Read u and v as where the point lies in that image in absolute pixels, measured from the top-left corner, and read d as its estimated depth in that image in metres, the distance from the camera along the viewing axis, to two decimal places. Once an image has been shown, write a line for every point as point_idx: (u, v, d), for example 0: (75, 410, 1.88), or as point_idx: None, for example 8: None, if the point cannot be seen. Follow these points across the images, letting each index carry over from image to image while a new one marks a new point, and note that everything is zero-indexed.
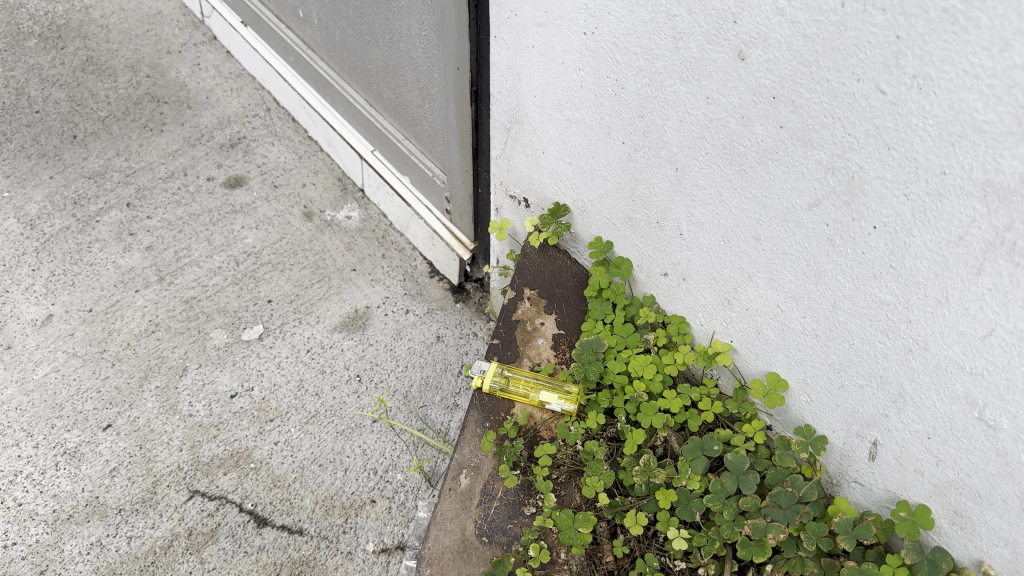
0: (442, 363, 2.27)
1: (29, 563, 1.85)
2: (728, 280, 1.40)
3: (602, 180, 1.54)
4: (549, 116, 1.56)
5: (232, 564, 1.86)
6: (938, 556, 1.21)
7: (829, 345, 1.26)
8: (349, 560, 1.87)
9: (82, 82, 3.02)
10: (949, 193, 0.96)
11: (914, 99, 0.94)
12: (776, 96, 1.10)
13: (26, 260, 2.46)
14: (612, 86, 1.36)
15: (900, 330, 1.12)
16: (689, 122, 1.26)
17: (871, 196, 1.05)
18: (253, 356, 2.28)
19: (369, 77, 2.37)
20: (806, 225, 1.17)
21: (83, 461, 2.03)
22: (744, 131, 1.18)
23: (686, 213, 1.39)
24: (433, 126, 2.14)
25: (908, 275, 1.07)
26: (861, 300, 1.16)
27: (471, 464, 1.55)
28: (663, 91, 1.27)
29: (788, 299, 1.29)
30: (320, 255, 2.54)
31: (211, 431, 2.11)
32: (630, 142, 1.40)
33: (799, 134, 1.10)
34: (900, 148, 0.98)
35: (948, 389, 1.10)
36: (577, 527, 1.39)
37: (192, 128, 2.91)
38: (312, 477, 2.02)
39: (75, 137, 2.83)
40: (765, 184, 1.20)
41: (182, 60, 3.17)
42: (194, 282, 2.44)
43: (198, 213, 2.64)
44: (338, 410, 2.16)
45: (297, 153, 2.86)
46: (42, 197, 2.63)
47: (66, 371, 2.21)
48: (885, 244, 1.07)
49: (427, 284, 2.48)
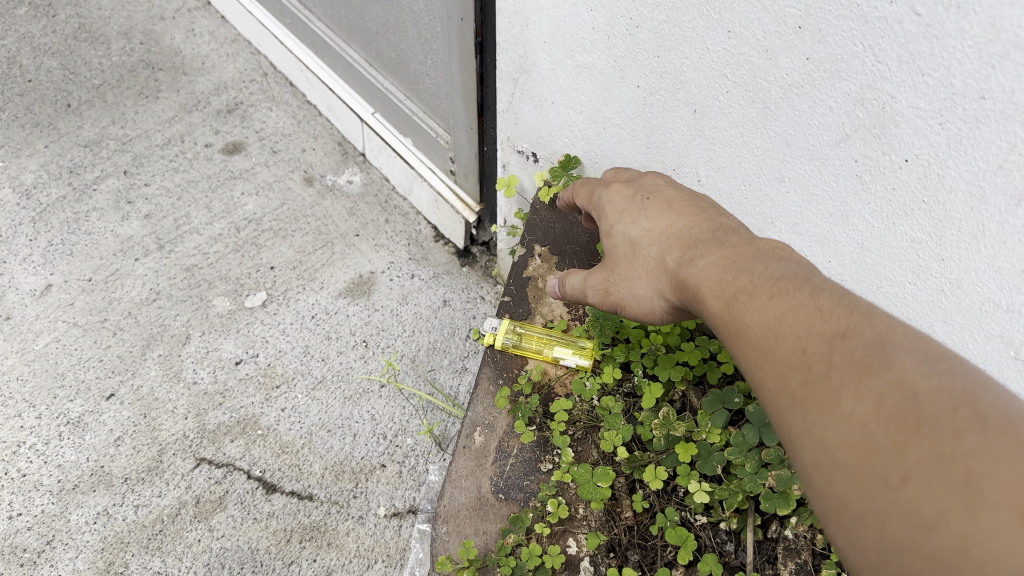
0: (449, 327, 2.24)
1: (35, 533, 1.83)
2: (749, 226, 1.36)
3: (615, 128, 1.50)
4: (559, 63, 1.52)
5: (241, 531, 1.84)
6: None
7: (855, 290, 1.23)
8: (360, 525, 1.85)
9: (75, 50, 2.96)
10: (988, 119, 0.91)
11: (951, 20, 0.89)
12: (802, 26, 1.05)
13: (23, 230, 2.41)
14: (626, 26, 1.31)
15: (931, 269, 1.09)
16: (708, 59, 1.21)
17: (903, 128, 1.01)
18: (257, 323, 2.24)
19: (369, 35, 2.31)
20: (833, 162, 1.13)
21: (87, 431, 2.00)
22: (768, 65, 1.13)
23: (705, 157, 1.35)
24: (436, 83, 2.09)
25: (941, 210, 1.03)
26: (891, 240, 1.12)
27: (486, 422, 1.51)
28: (681, 27, 1.22)
29: (813, 243, 1.25)
30: (322, 221, 2.49)
31: (216, 399, 2.07)
32: (646, 86, 1.36)
33: (827, 66, 1.05)
34: (935, 74, 0.94)
35: (981, 328, 1.07)
36: (596, 482, 1.35)
37: (188, 94, 2.85)
38: (320, 443, 1.99)
39: (69, 106, 2.77)
40: (791, 121, 1.16)
41: (176, 26, 3.10)
42: (195, 249, 2.40)
43: (197, 180, 2.59)
44: (344, 375, 2.13)
45: (296, 118, 2.80)
46: (37, 166, 2.58)
47: (66, 341, 2.17)
48: (917, 178, 1.03)
49: (432, 248, 2.44)
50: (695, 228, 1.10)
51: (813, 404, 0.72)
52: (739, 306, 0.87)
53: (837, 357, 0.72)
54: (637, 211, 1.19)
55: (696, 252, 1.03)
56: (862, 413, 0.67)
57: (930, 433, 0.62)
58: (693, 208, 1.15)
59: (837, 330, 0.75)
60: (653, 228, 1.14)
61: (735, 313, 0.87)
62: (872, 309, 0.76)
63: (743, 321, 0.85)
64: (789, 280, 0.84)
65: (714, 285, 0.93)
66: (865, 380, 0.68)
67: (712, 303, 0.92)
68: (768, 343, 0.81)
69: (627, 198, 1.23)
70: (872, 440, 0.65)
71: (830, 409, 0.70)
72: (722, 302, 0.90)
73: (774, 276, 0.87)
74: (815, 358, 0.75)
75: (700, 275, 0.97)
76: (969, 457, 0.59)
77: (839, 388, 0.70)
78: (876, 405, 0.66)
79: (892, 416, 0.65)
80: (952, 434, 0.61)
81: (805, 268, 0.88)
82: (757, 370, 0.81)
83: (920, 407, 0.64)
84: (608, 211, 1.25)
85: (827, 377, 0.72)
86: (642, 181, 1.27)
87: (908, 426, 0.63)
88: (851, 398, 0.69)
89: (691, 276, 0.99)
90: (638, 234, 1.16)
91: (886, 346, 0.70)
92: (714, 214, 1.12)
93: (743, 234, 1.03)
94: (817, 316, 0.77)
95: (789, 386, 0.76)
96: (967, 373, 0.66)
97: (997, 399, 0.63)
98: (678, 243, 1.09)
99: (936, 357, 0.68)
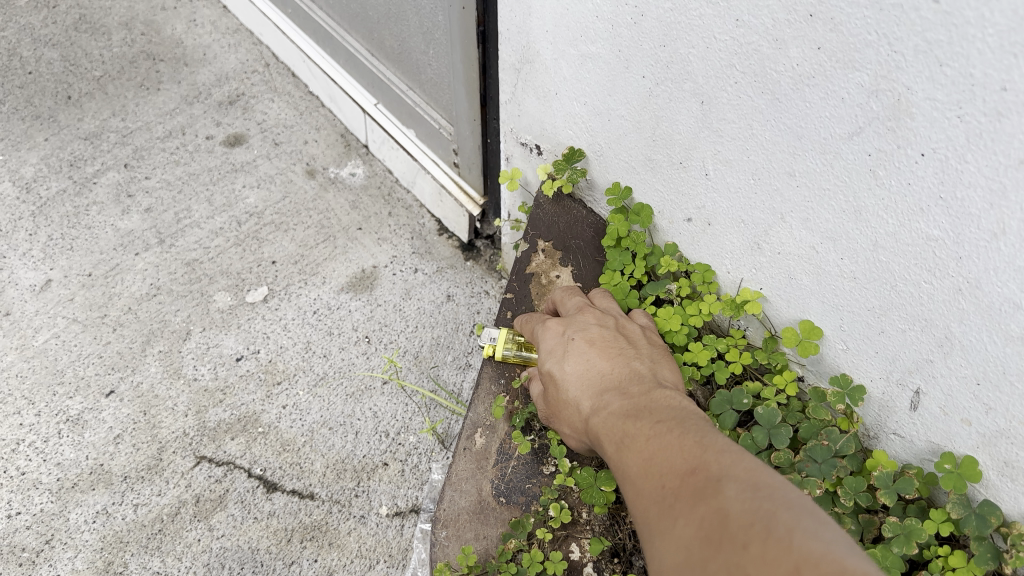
0: (453, 322, 2.20)
1: (34, 532, 1.81)
2: (759, 221, 1.31)
3: (620, 120, 1.45)
4: (562, 53, 1.47)
5: (241, 531, 1.81)
6: (987, 510, 1.16)
7: (868, 289, 1.18)
8: (362, 524, 1.82)
9: (75, 42, 2.93)
10: (1010, 112, 0.87)
11: (971, 7, 0.84)
12: (813, 14, 1.00)
13: (22, 224, 2.39)
14: (631, 14, 1.26)
15: (948, 268, 1.04)
16: (716, 48, 1.16)
17: (919, 120, 0.96)
18: (258, 318, 2.20)
19: (370, 24, 2.26)
20: (845, 156, 1.08)
21: (86, 428, 1.98)
22: (778, 55, 1.08)
23: (712, 150, 1.30)
24: (438, 74, 2.04)
25: (959, 206, 0.98)
26: (906, 237, 1.07)
27: (487, 423, 1.47)
28: (688, 15, 1.17)
29: (823, 240, 1.21)
30: (324, 214, 2.45)
31: (216, 396, 2.04)
32: (651, 76, 1.31)
33: (840, 56, 1.00)
34: (954, 64, 0.89)
35: (1001, 330, 1.02)
36: (599, 486, 1.30)
37: (190, 85, 2.82)
38: (322, 441, 1.96)
39: (70, 98, 2.74)
40: (801, 113, 1.11)
41: (178, 16, 3.06)
42: (196, 243, 2.36)
43: (198, 172, 2.55)
44: (346, 371, 2.09)
45: (298, 109, 2.76)
46: (37, 160, 2.56)
47: (66, 337, 2.14)
48: (934, 174, 0.98)
49: (436, 242, 2.40)
50: (608, 364, 1.22)
51: (659, 530, 0.86)
52: (627, 448, 1.02)
53: (683, 491, 0.87)
54: (562, 351, 1.27)
55: (603, 392, 1.17)
56: (687, 536, 0.82)
57: (729, 549, 0.76)
58: (612, 349, 1.26)
59: (690, 467, 0.90)
60: (576, 372, 1.23)
61: (624, 453, 1.01)
62: (722, 449, 0.91)
63: (625, 465, 1.00)
64: (665, 426, 1.00)
65: (611, 426, 1.09)
66: (696, 508, 0.83)
67: (610, 445, 1.07)
68: (642, 480, 0.95)
69: (556, 337, 1.31)
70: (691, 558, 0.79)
71: (668, 533, 0.85)
72: (618, 441, 1.05)
73: (657, 420, 1.02)
74: (669, 492, 0.89)
75: (603, 421, 1.11)
76: (750, 564, 0.73)
77: (678, 516, 0.85)
78: (699, 528, 0.81)
79: (706, 536, 0.80)
80: (741, 546, 0.75)
81: (686, 415, 1.03)
82: (633, 504, 0.96)
83: (727, 528, 0.78)
84: (541, 349, 1.32)
85: (673, 508, 0.87)
86: (575, 319, 1.35)
87: (715, 542, 0.78)
88: (685, 523, 0.83)
89: (593, 420, 1.14)
90: (562, 374, 1.24)
91: (720, 478, 0.86)
92: (630, 356, 1.25)
93: (645, 380, 1.17)
94: (680, 455, 0.93)
95: (649, 518, 0.90)
96: (774, 498, 0.80)
97: (789, 518, 0.77)
98: (588, 383, 1.21)
99: (754, 487, 0.83)
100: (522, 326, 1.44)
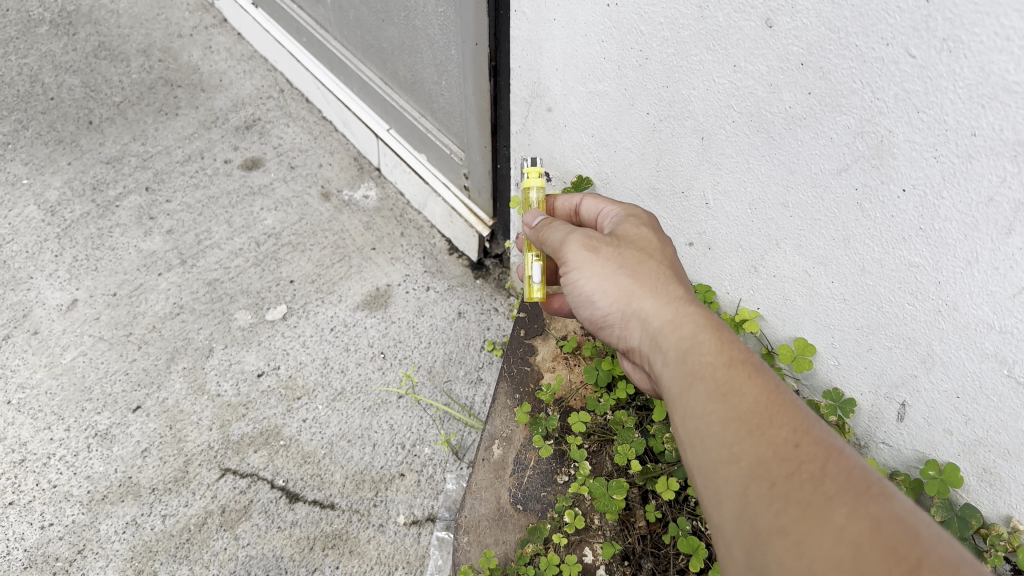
0: (464, 338, 2.30)
1: (66, 543, 1.89)
2: (755, 247, 1.42)
3: (626, 152, 1.56)
4: (572, 89, 1.58)
5: (266, 540, 1.90)
6: (968, 513, 1.25)
7: (857, 310, 1.28)
8: (380, 532, 1.92)
9: (96, 68, 3.04)
10: (979, 154, 0.97)
11: (943, 63, 0.95)
12: (804, 63, 1.10)
13: (48, 246, 2.48)
14: (636, 57, 1.37)
15: (928, 292, 1.14)
16: (715, 90, 1.27)
17: (900, 160, 1.06)
18: (278, 335, 2.30)
19: (383, 55, 2.37)
20: (834, 190, 1.19)
21: (115, 442, 2.07)
22: (772, 98, 1.19)
23: (712, 181, 1.41)
24: (450, 103, 2.15)
25: (937, 236, 1.08)
26: (890, 263, 1.17)
27: (504, 435, 1.59)
28: (689, 60, 1.28)
29: (816, 265, 1.31)
30: (339, 235, 2.55)
31: (239, 411, 2.14)
32: (655, 113, 1.42)
33: (828, 101, 1.11)
34: (929, 111, 0.99)
35: (977, 348, 1.12)
36: (610, 493, 1.41)
37: (207, 111, 2.92)
38: (340, 453, 2.06)
39: (91, 123, 2.84)
40: (794, 150, 1.21)
41: (194, 44, 3.18)
42: (216, 263, 2.46)
43: (216, 195, 2.66)
44: (363, 386, 2.19)
45: (312, 133, 2.87)
46: (61, 183, 2.65)
47: (93, 354, 2.24)
48: (914, 208, 1.09)
49: (446, 261, 2.50)
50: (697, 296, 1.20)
51: (805, 503, 0.81)
52: (746, 379, 0.97)
53: (840, 475, 0.83)
54: (661, 243, 1.26)
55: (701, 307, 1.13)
56: (856, 529, 0.77)
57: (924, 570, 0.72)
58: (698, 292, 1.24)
59: (837, 454, 0.87)
60: (671, 267, 1.21)
61: (737, 387, 0.96)
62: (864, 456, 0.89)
63: (741, 396, 0.95)
64: (795, 394, 0.96)
65: (720, 346, 1.04)
66: (865, 506, 0.79)
67: (714, 361, 1.02)
68: (765, 428, 0.91)
69: (652, 230, 1.28)
70: (860, 552, 0.75)
71: (823, 514, 0.79)
72: (726, 371, 0.99)
73: (779, 380, 0.99)
74: (815, 463, 0.85)
75: (705, 335, 1.06)
76: None
77: (837, 499, 0.81)
78: (876, 531, 0.76)
79: (887, 544, 0.75)
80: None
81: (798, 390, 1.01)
82: (744, 443, 0.91)
83: (914, 543, 0.75)
84: (631, 223, 1.31)
85: (822, 486, 0.83)
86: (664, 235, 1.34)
87: (903, 558, 0.73)
88: (846, 513, 0.79)
89: (691, 320, 1.10)
90: (656, 258, 1.22)
91: (880, 484, 0.83)
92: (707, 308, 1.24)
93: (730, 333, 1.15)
94: (823, 435, 0.90)
95: (783, 478, 0.85)
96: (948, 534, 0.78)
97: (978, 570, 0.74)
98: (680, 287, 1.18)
99: (924, 514, 0.81)
100: (589, 206, 1.48)
